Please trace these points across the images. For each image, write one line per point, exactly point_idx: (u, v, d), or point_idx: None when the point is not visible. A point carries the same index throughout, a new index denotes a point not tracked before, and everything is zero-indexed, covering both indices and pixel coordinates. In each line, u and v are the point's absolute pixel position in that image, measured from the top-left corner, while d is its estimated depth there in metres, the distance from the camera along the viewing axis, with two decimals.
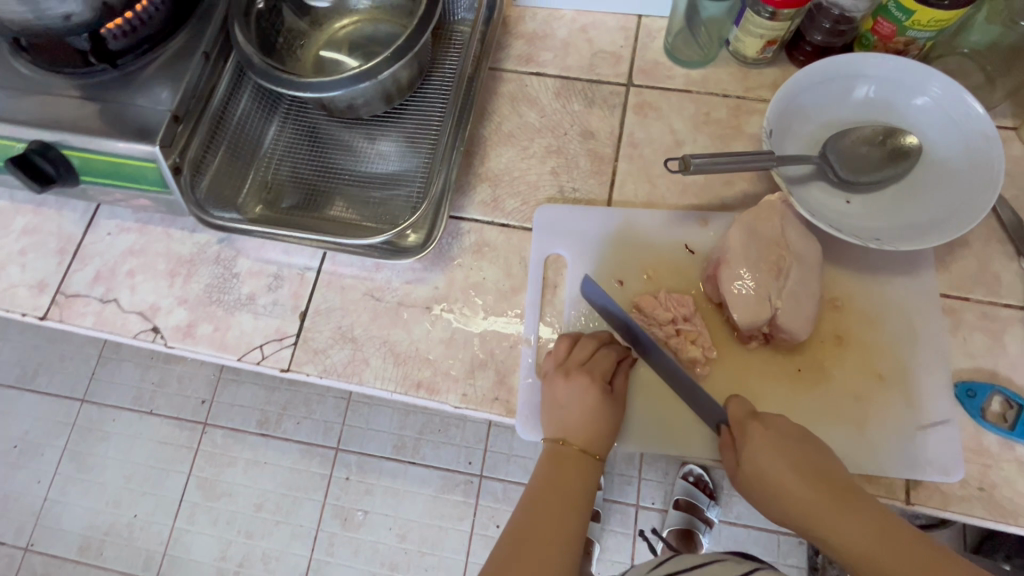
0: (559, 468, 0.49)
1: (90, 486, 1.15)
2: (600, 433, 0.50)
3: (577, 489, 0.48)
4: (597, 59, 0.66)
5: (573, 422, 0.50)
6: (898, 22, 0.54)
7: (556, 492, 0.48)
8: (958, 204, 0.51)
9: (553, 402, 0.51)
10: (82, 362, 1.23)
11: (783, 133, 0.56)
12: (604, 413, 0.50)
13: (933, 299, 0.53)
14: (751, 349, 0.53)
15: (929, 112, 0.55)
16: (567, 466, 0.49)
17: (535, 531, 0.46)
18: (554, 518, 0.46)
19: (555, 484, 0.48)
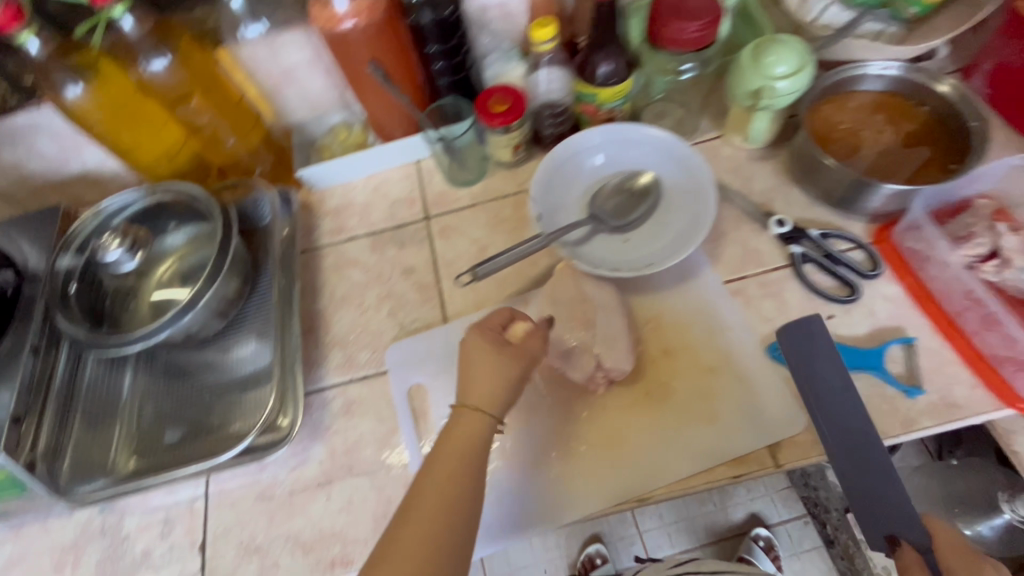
0: (454, 433, 0.48)
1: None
2: (500, 389, 0.49)
3: (475, 451, 0.47)
4: (395, 208, 0.77)
5: (479, 388, 0.49)
6: (593, 101, 0.68)
7: (453, 458, 0.47)
8: (697, 212, 0.64)
9: (463, 368, 0.51)
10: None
11: (553, 212, 0.67)
12: (501, 368, 0.50)
13: (718, 289, 0.63)
14: (604, 393, 0.59)
15: (649, 153, 0.69)
16: (466, 427, 0.48)
17: (424, 504, 0.44)
18: (447, 482, 0.45)
19: (440, 455, 0.47)
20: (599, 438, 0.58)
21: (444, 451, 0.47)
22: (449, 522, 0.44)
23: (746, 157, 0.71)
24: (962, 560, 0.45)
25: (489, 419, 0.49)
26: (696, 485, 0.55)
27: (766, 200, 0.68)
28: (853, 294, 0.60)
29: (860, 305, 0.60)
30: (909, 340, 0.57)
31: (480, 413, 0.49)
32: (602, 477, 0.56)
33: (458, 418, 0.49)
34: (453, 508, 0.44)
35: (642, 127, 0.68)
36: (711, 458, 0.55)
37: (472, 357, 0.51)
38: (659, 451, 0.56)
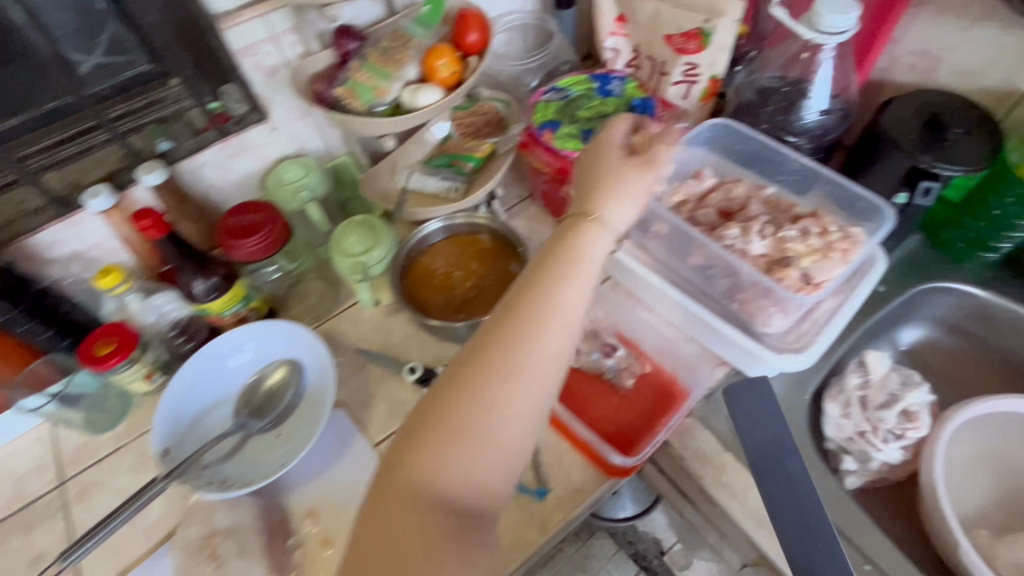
0: (472, 361, 0.39)
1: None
2: (551, 312, 0.41)
3: (472, 433, 0.37)
4: (23, 484, 0.67)
5: (512, 330, 0.40)
6: (212, 313, 0.70)
7: (477, 368, 0.39)
8: (326, 392, 0.66)
9: (542, 292, 0.42)
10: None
11: (188, 438, 0.65)
12: (561, 291, 0.42)
13: (369, 456, 0.65)
14: None
15: (278, 345, 0.70)
16: (494, 352, 0.39)
17: (388, 512, 0.36)
18: (459, 442, 0.37)
19: (478, 365, 0.39)
20: None
21: (432, 416, 0.38)
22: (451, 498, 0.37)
23: (383, 314, 0.77)
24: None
25: (528, 376, 0.39)
26: None
27: (404, 350, 0.74)
28: None
29: None
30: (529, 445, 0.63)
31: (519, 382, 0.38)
32: None
33: (484, 333, 0.40)
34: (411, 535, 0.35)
35: (264, 322, 0.70)
36: None
37: (517, 297, 0.41)
38: None
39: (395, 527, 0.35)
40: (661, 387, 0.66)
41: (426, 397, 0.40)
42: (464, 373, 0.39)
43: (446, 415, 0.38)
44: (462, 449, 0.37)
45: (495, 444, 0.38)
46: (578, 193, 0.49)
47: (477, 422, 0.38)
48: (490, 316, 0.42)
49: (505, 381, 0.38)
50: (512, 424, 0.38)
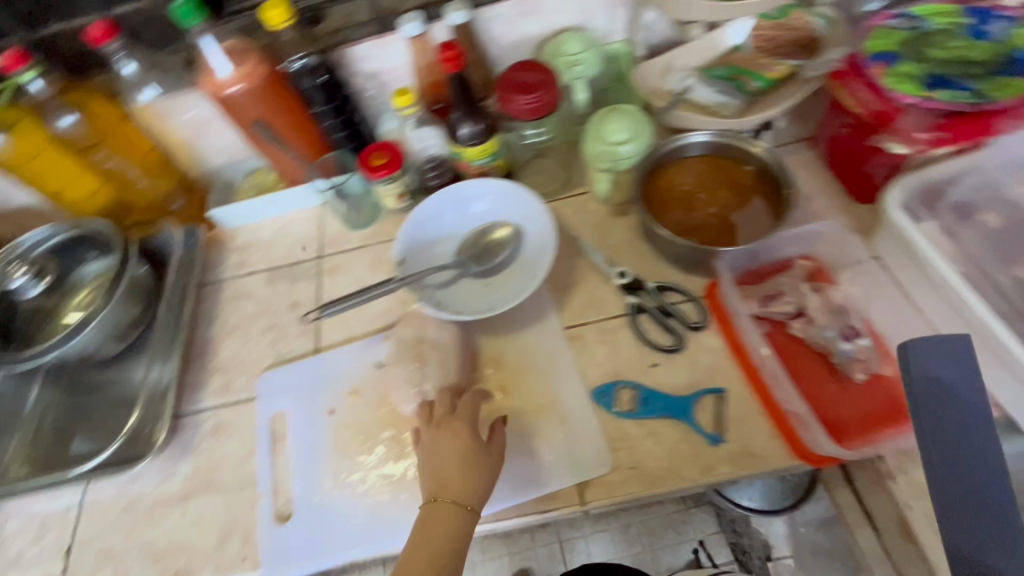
0: (431, 528, 0.53)
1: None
2: (473, 489, 0.54)
3: (439, 556, 0.51)
4: (295, 246, 0.84)
5: (457, 482, 0.54)
6: (463, 159, 0.75)
7: (429, 545, 0.52)
8: (540, 262, 0.70)
9: (702, 217, 0.68)
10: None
11: (418, 257, 0.73)
12: (479, 474, 0.55)
13: (558, 335, 0.68)
14: None
15: (512, 207, 0.74)
16: (436, 520, 0.53)
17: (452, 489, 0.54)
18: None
19: (432, 540, 0.52)
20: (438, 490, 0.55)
21: (420, 540, 0.53)
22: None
23: (607, 212, 0.77)
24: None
25: (467, 517, 0.53)
26: (505, 515, 0.59)
27: (618, 253, 0.73)
28: (674, 346, 0.64)
29: (681, 355, 0.64)
30: (718, 390, 0.61)
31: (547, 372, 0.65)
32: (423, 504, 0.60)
33: (431, 512, 0.54)
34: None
35: (500, 181, 0.74)
36: (522, 490, 0.59)
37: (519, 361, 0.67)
38: None
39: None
40: (896, 394, 0.57)
41: (406, 550, 0.53)
42: (427, 528, 0.53)
43: (420, 559, 0.52)
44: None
45: (451, 559, 0.52)
46: (696, 229, 0.67)
47: (439, 564, 0.51)
48: (431, 499, 0.54)
49: (450, 544, 0.52)
50: (464, 533, 0.53)
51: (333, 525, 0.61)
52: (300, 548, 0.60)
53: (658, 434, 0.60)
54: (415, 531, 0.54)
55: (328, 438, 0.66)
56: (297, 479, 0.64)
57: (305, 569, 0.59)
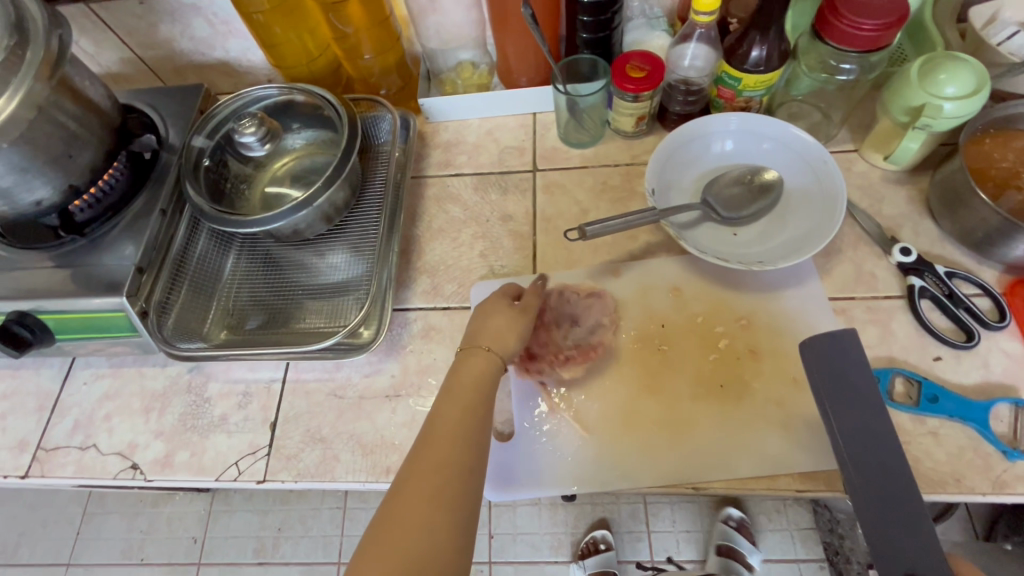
0: (463, 373, 0.51)
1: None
2: (508, 342, 0.54)
3: (471, 406, 0.48)
4: (505, 154, 0.77)
5: (495, 335, 0.54)
6: (733, 87, 0.66)
7: (464, 393, 0.49)
8: (816, 221, 0.61)
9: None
10: (110, 539, 1.33)
11: (667, 189, 0.65)
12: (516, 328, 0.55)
13: (822, 306, 0.60)
14: (676, 376, 0.59)
15: (777, 151, 0.66)
16: (468, 369, 0.51)
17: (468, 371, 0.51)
18: (456, 438, 0.45)
19: (458, 396, 0.49)
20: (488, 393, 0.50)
21: (445, 407, 0.48)
22: (464, 438, 0.45)
23: (880, 178, 0.67)
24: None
25: (496, 362, 0.52)
26: (755, 489, 0.54)
27: (894, 227, 0.64)
28: (970, 341, 0.56)
29: (973, 354, 0.56)
30: (1020, 402, 0.53)
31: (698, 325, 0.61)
32: (662, 461, 0.56)
33: (465, 361, 0.52)
34: (429, 519, 0.40)
35: (768, 119, 0.66)
36: (776, 466, 0.54)
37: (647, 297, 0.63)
38: (725, 448, 0.55)
39: (406, 517, 0.40)
40: None
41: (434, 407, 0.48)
42: (457, 383, 0.50)
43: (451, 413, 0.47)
44: (453, 441, 0.45)
45: (477, 414, 0.48)
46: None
47: (475, 412, 0.48)
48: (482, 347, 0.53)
49: (477, 389, 0.49)
50: (492, 374, 0.52)
51: (561, 457, 0.57)
52: (526, 470, 0.57)
53: (941, 435, 0.54)
54: (443, 391, 0.50)
55: None
56: (515, 399, 0.61)
57: (528, 493, 0.57)
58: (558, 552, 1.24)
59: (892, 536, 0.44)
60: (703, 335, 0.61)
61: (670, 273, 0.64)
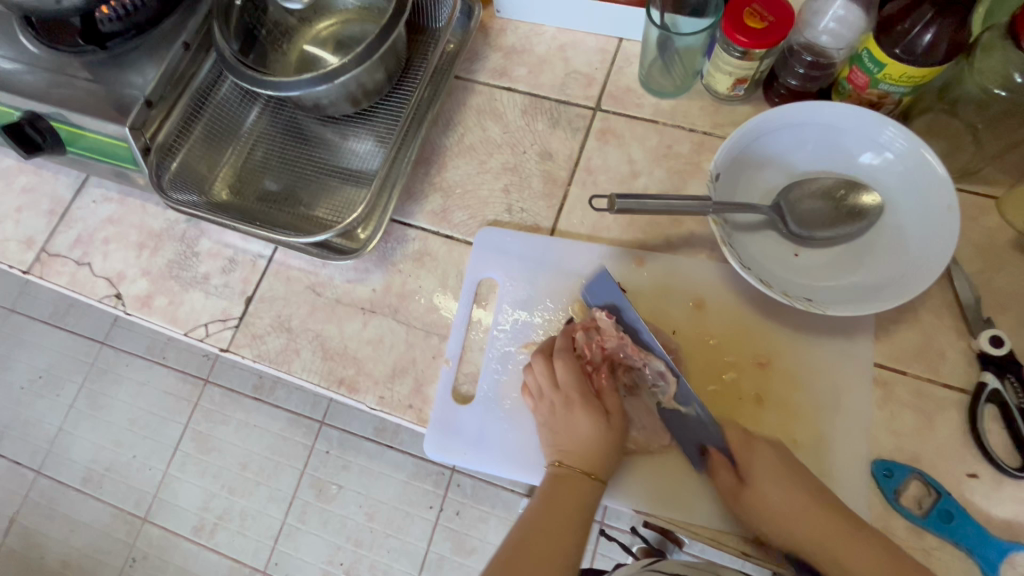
0: (561, 492, 0.47)
1: (107, 425, 1.31)
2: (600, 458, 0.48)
3: (571, 517, 0.46)
4: (569, 80, 0.66)
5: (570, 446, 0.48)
6: (870, 73, 0.51)
7: (554, 526, 0.46)
8: (899, 272, 0.49)
9: None
10: (140, 332, 1.38)
11: (735, 178, 0.54)
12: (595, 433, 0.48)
13: (863, 370, 0.51)
14: None
15: (890, 171, 0.52)
16: (568, 488, 0.47)
17: (569, 489, 0.47)
18: (560, 536, 0.45)
19: (562, 503, 0.47)
20: (575, 515, 0.46)
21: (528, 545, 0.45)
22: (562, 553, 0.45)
23: (1009, 242, 0.53)
24: (743, 447, 0.48)
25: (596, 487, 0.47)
26: (700, 537, 0.50)
27: (995, 306, 0.51)
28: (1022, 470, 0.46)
29: (1017, 484, 0.47)
30: None
31: (716, 345, 0.53)
32: (623, 480, 0.51)
33: (563, 479, 0.48)
34: None
35: (886, 121, 0.51)
36: (732, 522, 0.49)
37: (671, 282, 0.55)
38: (688, 484, 0.50)
39: None
40: None
41: (524, 520, 0.47)
42: (553, 509, 0.46)
43: (540, 547, 0.45)
44: None
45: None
46: None
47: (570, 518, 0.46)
48: (577, 470, 0.47)
49: (581, 510, 0.46)
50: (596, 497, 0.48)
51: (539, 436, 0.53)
52: (470, 438, 0.54)
53: (934, 558, 0.46)
54: (535, 506, 0.47)
55: (538, 339, 0.56)
56: (485, 354, 0.57)
57: (486, 463, 0.54)
58: (517, 483, 1.19)
59: (685, 429, 0.50)
60: (709, 359, 0.53)
61: (701, 279, 0.55)
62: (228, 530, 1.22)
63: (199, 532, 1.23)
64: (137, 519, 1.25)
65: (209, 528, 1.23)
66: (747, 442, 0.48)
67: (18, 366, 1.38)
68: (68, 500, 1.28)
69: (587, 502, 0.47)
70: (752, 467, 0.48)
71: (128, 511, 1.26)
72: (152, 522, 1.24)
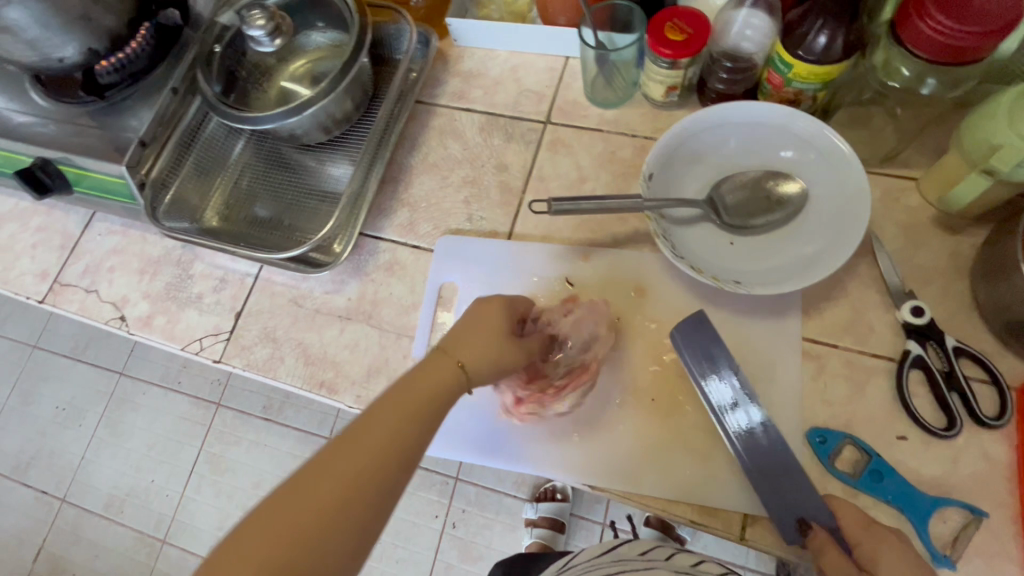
0: (424, 376, 0.46)
1: (126, 451, 1.38)
2: (493, 361, 0.49)
3: (403, 419, 0.43)
4: (522, 97, 0.71)
5: (473, 348, 0.49)
6: (783, 74, 0.55)
7: (378, 427, 0.42)
8: (820, 252, 0.53)
9: None
10: (154, 359, 1.45)
11: (669, 175, 0.58)
12: (504, 348, 0.50)
13: (794, 346, 0.55)
14: (638, 380, 0.56)
15: (810, 158, 0.56)
16: (413, 384, 0.45)
17: (408, 393, 0.45)
18: (380, 438, 0.41)
19: (399, 400, 0.44)
20: (402, 417, 0.43)
21: (366, 427, 0.42)
22: (379, 454, 0.41)
23: (929, 219, 0.57)
24: (865, 532, 0.46)
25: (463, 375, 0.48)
26: (650, 507, 0.52)
27: (918, 279, 0.55)
28: (947, 430, 0.49)
29: (944, 444, 0.50)
30: (976, 509, 0.47)
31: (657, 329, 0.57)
32: (582, 454, 0.55)
33: (429, 363, 0.47)
34: None
35: (800, 115, 0.55)
36: (679, 492, 0.52)
37: (615, 273, 0.60)
38: (639, 457, 0.54)
39: None
40: None
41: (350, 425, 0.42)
42: (399, 398, 0.44)
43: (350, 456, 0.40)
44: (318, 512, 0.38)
45: (399, 458, 0.41)
46: None
47: (439, 391, 0.46)
48: (437, 355, 0.48)
49: (435, 394, 0.45)
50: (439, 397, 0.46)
51: (486, 425, 0.58)
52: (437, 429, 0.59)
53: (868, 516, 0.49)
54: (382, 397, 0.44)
55: None
56: None
57: (446, 453, 0.58)
58: (518, 489, 1.22)
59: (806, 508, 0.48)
60: (652, 342, 0.57)
61: (644, 270, 0.60)
62: None
63: None
64: (157, 541, 1.31)
65: None
66: (867, 527, 0.46)
67: (43, 400, 1.46)
68: (91, 526, 1.34)
69: (416, 413, 0.44)
70: (878, 557, 0.45)
71: (148, 534, 1.31)
72: (170, 543, 1.30)
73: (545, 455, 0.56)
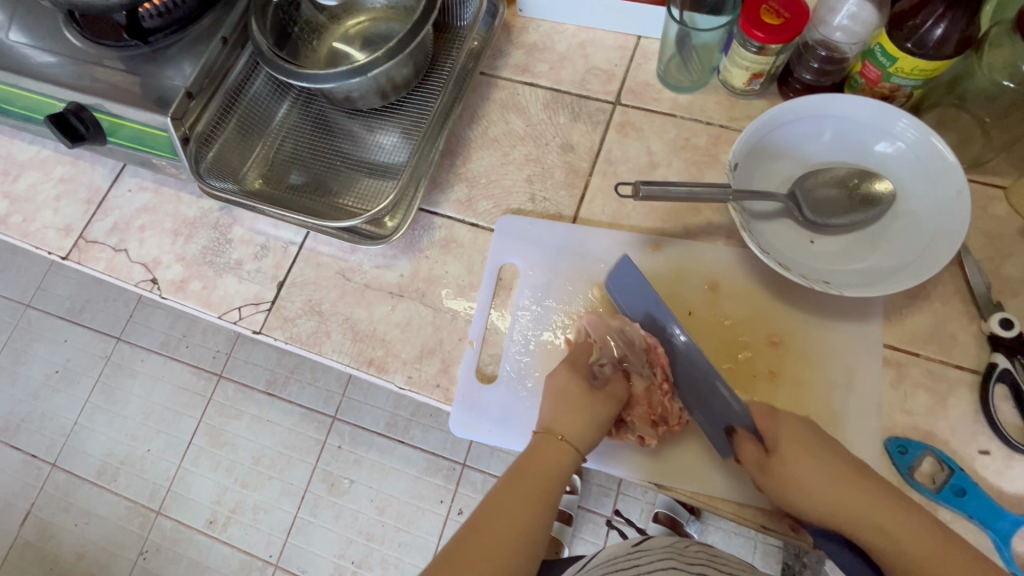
0: (538, 461, 0.48)
1: (123, 419, 1.33)
2: (590, 432, 0.49)
3: (531, 502, 0.46)
4: (590, 75, 0.68)
5: (568, 418, 0.49)
6: (882, 68, 0.53)
7: (512, 513, 0.45)
8: (912, 258, 0.51)
9: None
10: (155, 326, 1.40)
11: (753, 166, 0.56)
12: (594, 413, 0.50)
13: (875, 352, 0.53)
14: None
15: (902, 159, 0.54)
16: (538, 463, 0.48)
17: (534, 476, 0.47)
18: (516, 523, 0.44)
19: (526, 478, 0.47)
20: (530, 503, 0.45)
21: (493, 514, 0.45)
22: (516, 540, 0.43)
23: (1016, 230, 0.55)
24: (767, 420, 0.49)
25: (575, 457, 0.49)
26: (721, 510, 0.51)
27: (1004, 291, 0.53)
28: None
29: None
30: None
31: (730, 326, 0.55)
32: (651, 452, 0.53)
33: (541, 444, 0.49)
34: None
35: (901, 114, 0.53)
36: (751, 496, 0.51)
37: (687, 265, 0.58)
38: (709, 457, 0.53)
39: None
40: None
41: (486, 507, 0.46)
42: (519, 483, 0.47)
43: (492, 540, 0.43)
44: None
45: (524, 549, 0.43)
46: None
47: (557, 473, 0.48)
48: (549, 435, 0.49)
49: (550, 481, 0.47)
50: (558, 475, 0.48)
51: None
52: (494, 416, 0.56)
53: (947, 530, 0.47)
54: (503, 480, 0.47)
55: (558, 320, 0.58)
56: (511, 333, 0.59)
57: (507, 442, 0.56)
58: None
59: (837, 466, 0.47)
60: (725, 339, 0.55)
61: (718, 264, 0.57)
62: (240, 523, 1.24)
63: (212, 525, 1.24)
64: (151, 512, 1.27)
65: (221, 520, 1.24)
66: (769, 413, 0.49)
67: (36, 360, 1.40)
68: (83, 493, 1.30)
69: (542, 495, 0.46)
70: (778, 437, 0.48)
71: (142, 504, 1.27)
72: (165, 514, 1.26)
73: (610, 451, 0.54)
